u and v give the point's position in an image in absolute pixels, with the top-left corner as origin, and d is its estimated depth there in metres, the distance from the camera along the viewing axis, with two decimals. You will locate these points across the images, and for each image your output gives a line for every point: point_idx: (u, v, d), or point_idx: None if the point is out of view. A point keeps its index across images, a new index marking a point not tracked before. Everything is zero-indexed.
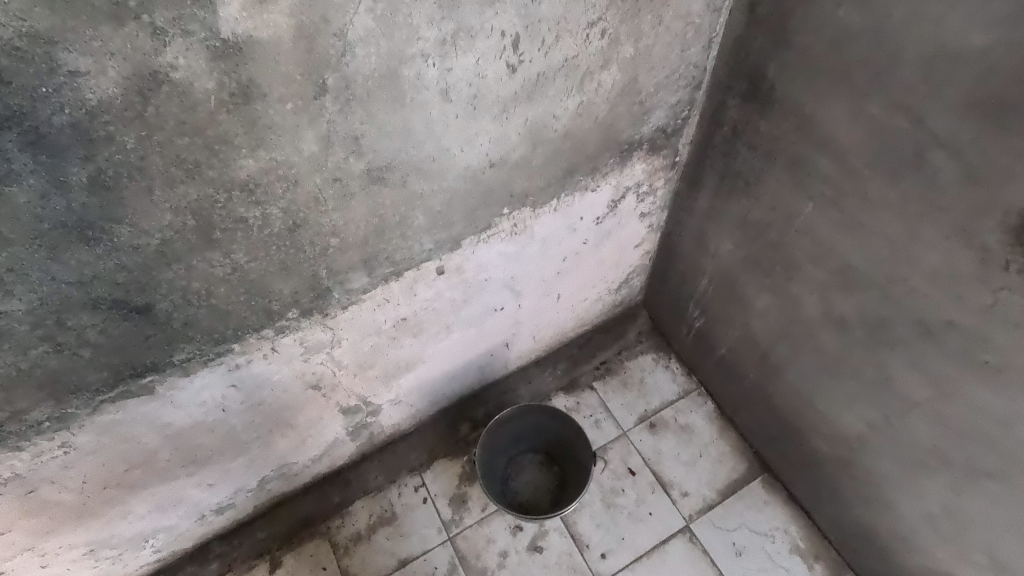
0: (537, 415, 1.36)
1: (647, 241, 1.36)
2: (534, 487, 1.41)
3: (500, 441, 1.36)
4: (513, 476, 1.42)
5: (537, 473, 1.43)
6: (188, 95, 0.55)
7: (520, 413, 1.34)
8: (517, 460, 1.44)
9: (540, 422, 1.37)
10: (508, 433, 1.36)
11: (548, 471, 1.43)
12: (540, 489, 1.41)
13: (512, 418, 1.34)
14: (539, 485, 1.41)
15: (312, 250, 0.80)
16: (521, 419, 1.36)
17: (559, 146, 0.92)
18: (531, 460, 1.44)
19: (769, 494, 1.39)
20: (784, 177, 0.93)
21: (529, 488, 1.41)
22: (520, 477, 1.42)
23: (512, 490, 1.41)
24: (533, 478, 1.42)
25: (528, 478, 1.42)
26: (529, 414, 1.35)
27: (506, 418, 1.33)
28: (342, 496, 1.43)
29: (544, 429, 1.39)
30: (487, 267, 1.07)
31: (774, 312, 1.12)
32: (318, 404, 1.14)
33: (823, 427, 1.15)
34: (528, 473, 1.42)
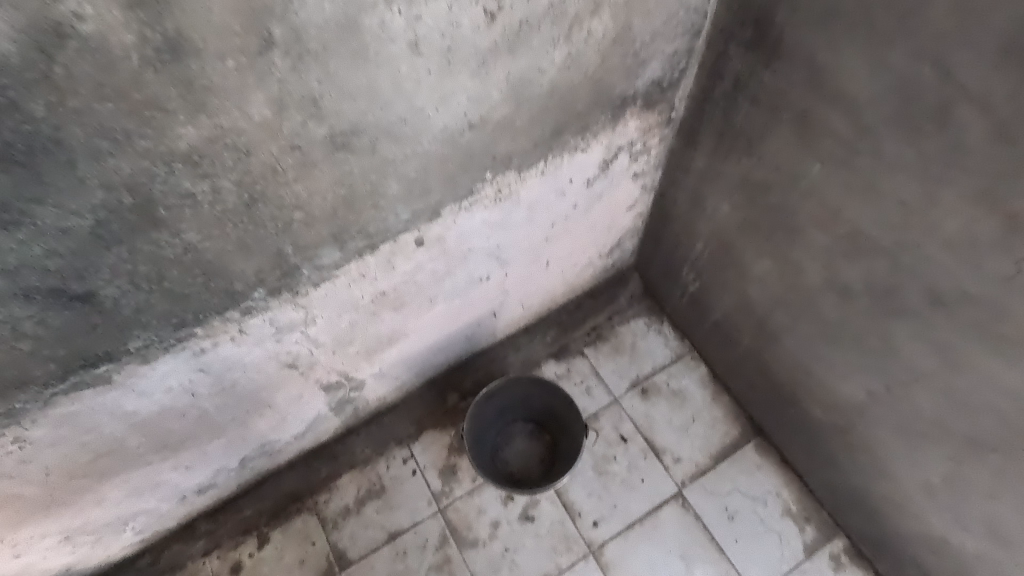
0: (527, 386, 1.32)
1: (640, 203, 1.29)
2: (525, 457, 1.38)
3: (488, 413, 1.32)
4: (504, 446, 1.39)
5: (528, 443, 1.40)
6: (103, 52, 0.47)
7: (508, 384, 1.29)
8: (507, 430, 1.41)
9: (529, 392, 1.33)
10: (496, 404, 1.32)
11: (539, 440, 1.40)
12: (531, 459, 1.38)
13: (500, 389, 1.30)
14: (530, 455, 1.38)
15: (274, 226, 0.72)
16: (510, 390, 1.32)
17: (546, 103, 0.84)
18: (521, 430, 1.41)
19: (761, 459, 1.38)
20: (789, 135, 0.86)
21: (519, 458, 1.38)
22: (510, 447, 1.39)
23: (503, 460, 1.38)
24: (523, 448, 1.39)
25: (518, 448, 1.39)
26: (518, 385, 1.31)
27: (494, 389, 1.28)
28: (329, 470, 1.40)
29: (534, 399, 1.35)
30: (470, 236, 1.00)
31: (773, 278, 1.07)
32: (297, 383, 1.09)
33: (821, 394, 1.12)
34: (519, 444, 1.40)
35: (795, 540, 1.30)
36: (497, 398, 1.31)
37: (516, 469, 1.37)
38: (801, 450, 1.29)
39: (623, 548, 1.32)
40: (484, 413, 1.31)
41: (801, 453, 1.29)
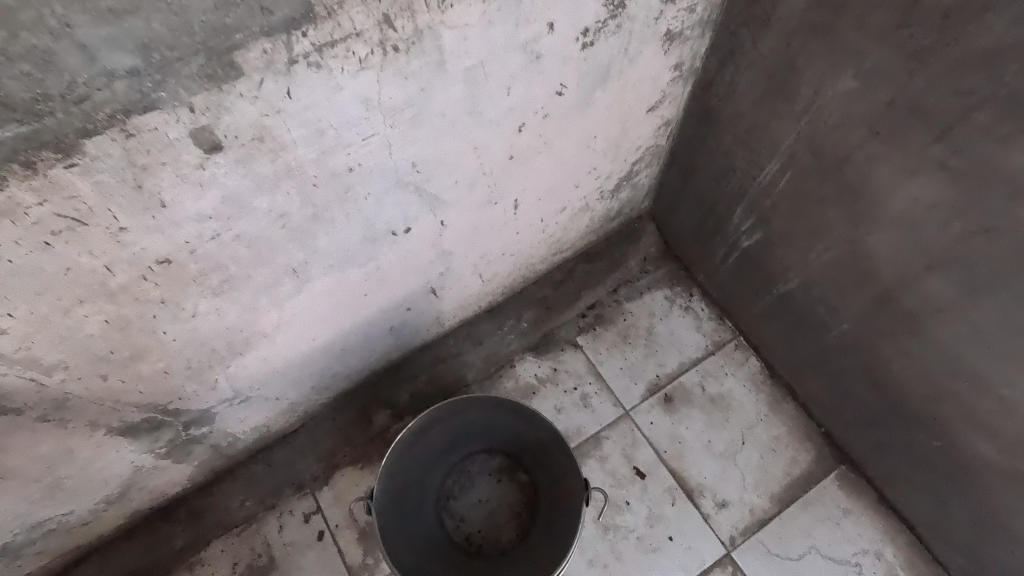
0: (488, 405, 0.82)
1: (668, 100, 0.77)
2: (490, 510, 0.90)
3: (426, 448, 0.83)
4: (457, 493, 0.91)
5: (496, 487, 0.91)
6: None
7: (456, 404, 0.80)
8: (463, 467, 0.92)
9: (492, 413, 0.84)
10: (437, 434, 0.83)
11: (513, 483, 0.91)
12: (499, 512, 0.90)
13: (441, 413, 0.80)
14: (498, 506, 0.90)
15: None
16: (460, 412, 0.82)
17: None
18: (485, 467, 0.92)
19: (850, 500, 0.91)
20: None
21: (482, 511, 0.90)
22: (468, 495, 0.91)
23: (455, 515, 0.90)
24: (488, 495, 0.91)
25: (479, 496, 0.91)
26: (473, 403, 0.81)
27: (431, 413, 0.79)
28: (187, 538, 0.90)
29: (501, 424, 0.86)
30: (341, 137, 0.48)
31: (936, 214, 0.56)
32: (41, 435, 0.58)
33: (1000, 421, 0.63)
34: (481, 489, 0.91)
35: None
36: (439, 426, 0.81)
37: (474, 529, 0.89)
38: (923, 494, 0.81)
39: None
40: (419, 450, 0.82)
41: (925, 500, 0.82)
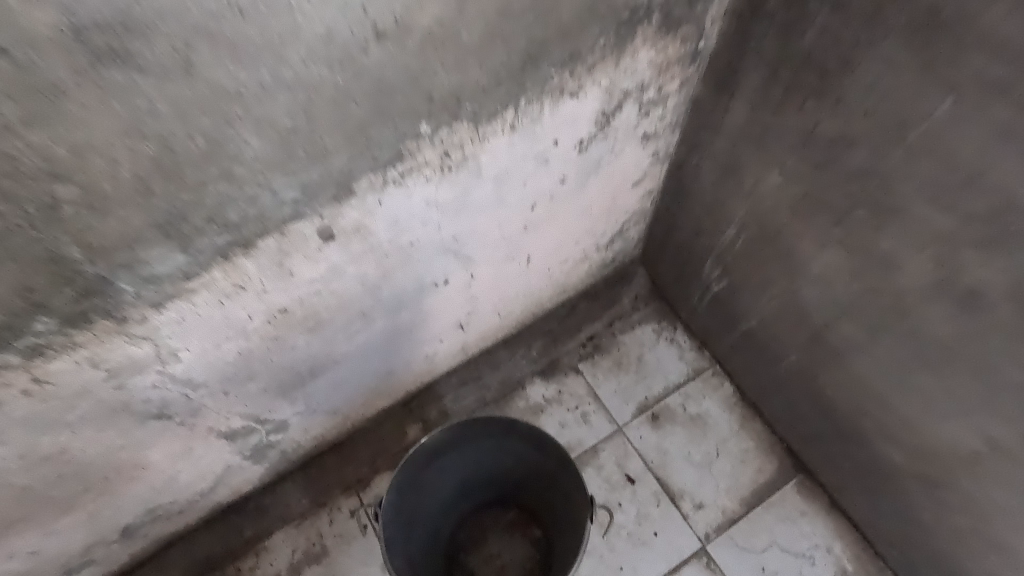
0: (493, 452, 0.92)
1: (650, 177, 0.97)
2: (500, 563, 1.02)
3: (442, 495, 0.94)
4: (473, 543, 1.03)
5: (507, 540, 1.03)
6: None
7: (465, 452, 0.90)
8: (481, 519, 1.05)
9: (498, 459, 0.94)
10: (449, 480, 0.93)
11: (523, 537, 1.03)
12: (509, 566, 1.02)
13: (452, 461, 0.90)
14: (508, 560, 1.02)
15: (20, 211, 0.41)
16: (468, 462, 0.93)
17: (509, 7, 0.52)
18: (497, 521, 1.05)
19: (807, 503, 1.08)
20: (892, 57, 0.55)
21: (493, 563, 1.02)
22: (481, 547, 1.03)
23: (468, 564, 1.02)
24: (500, 548, 1.03)
25: (492, 549, 1.03)
26: (479, 451, 0.91)
27: (442, 462, 0.89)
28: (256, 528, 1.09)
29: (506, 470, 0.96)
30: (409, 224, 0.68)
31: (843, 277, 0.76)
32: (177, 435, 0.78)
33: (902, 434, 0.81)
34: (494, 542, 1.03)
35: None
36: (451, 472, 0.92)
37: None
38: (862, 498, 0.99)
39: None
40: (433, 495, 0.92)
41: (864, 502, 0.99)
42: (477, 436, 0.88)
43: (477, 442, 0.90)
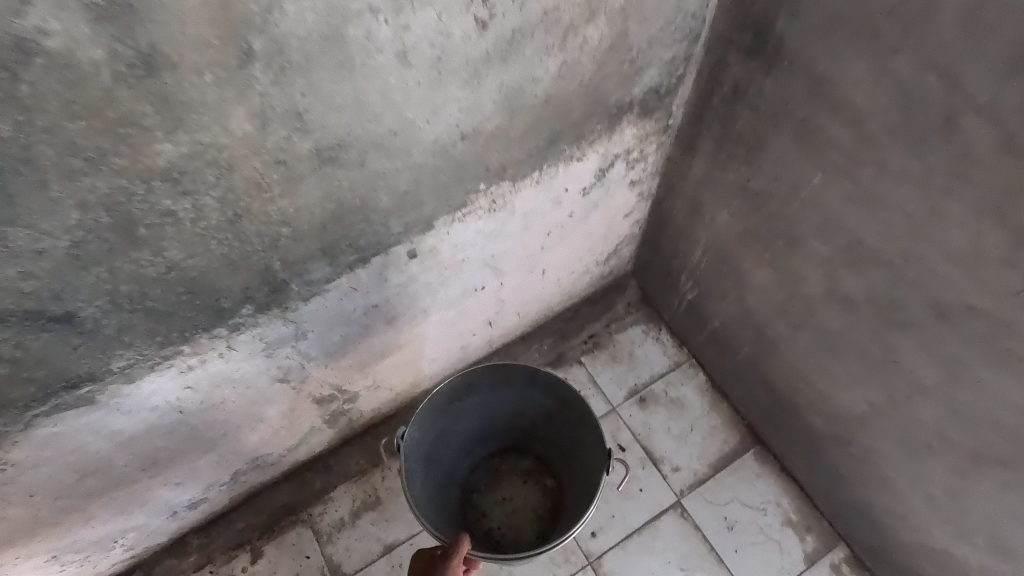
0: (516, 399, 1.07)
1: (638, 210, 1.27)
2: (510, 507, 1.16)
3: (463, 436, 1.09)
4: (488, 488, 1.18)
5: (520, 487, 1.18)
6: (74, 69, 0.44)
7: (491, 396, 1.05)
8: (497, 466, 1.20)
9: (516, 408, 1.10)
10: (473, 419, 1.08)
11: (535, 484, 1.17)
12: (518, 510, 1.15)
13: (478, 403, 1.05)
14: (520, 505, 1.16)
15: (261, 242, 0.70)
16: (493, 406, 1.08)
17: (540, 114, 0.82)
18: (513, 468, 1.20)
19: (761, 467, 1.36)
20: (788, 144, 0.84)
21: (503, 506, 1.16)
22: (494, 489, 1.18)
23: (482, 505, 1.17)
24: (512, 493, 1.17)
25: (505, 493, 1.17)
26: (503, 397, 1.06)
27: (470, 404, 1.04)
28: (323, 482, 1.38)
29: (521, 416, 1.11)
30: (464, 247, 0.98)
31: (773, 288, 1.05)
32: (288, 396, 1.07)
33: (821, 403, 1.10)
34: (507, 486, 1.18)
35: (794, 549, 1.29)
36: (477, 413, 1.06)
37: (496, 520, 1.15)
38: (801, 460, 1.27)
39: (621, 560, 1.29)
40: (458, 431, 1.07)
41: (803, 464, 1.27)
42: (500, 384, 1.03)
43: (503, 388, 1.04)
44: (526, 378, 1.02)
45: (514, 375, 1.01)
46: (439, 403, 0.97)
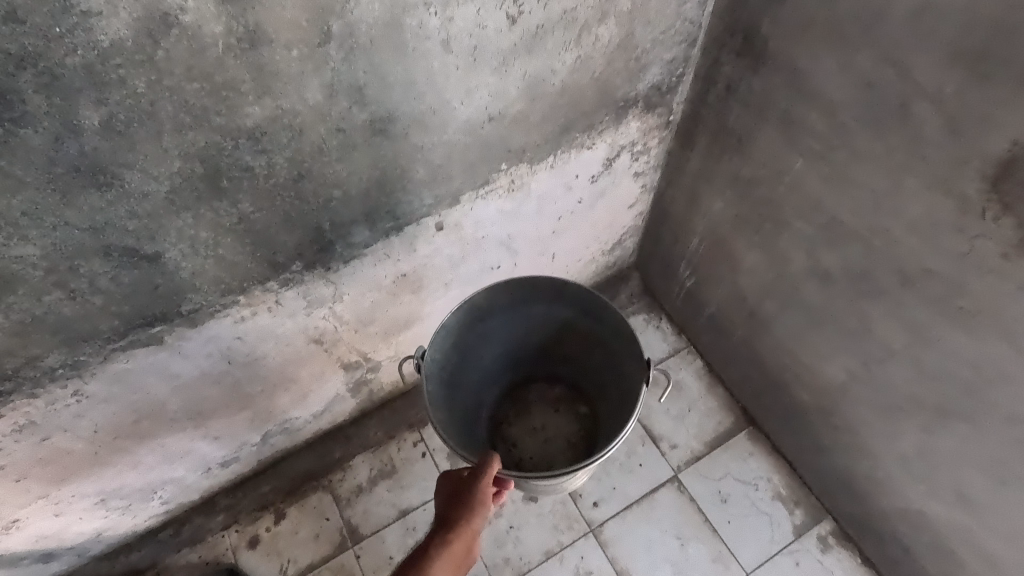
0: (541, 324, 1.15)
1: (641, 202, 1.38)
2: (543, 436, 1.26)
3: (488, 365, 1.19)
4: (518, 419, 1.28)
5: (550, 416, 1.28)
6: (197, 39, 0.57)
7: (515, 320, 1.13)
8: (525, 398, 1.31)
9: (537, 336, 1.19)
10: (499, 346, 1.17)
11: (565, 413, 1.28)
12: (552, 438, 1.26)
13: (504, 329, 1.14)
14: (552, 435, 1.26)
15: (315, 202, 0.82)
16: (517, 332, 1.16)
17: (556, 102, 0.94)
18: (543, 398, 1.30)
19: (754, 446, 1.44)
20: (773, 134, 0.97)
21: (536, 435, 1.27)
22: (526, 419, 1.28)
23: (514, 436, 1.27)
24: (543, 422, 1.28)
25: (535, 422, 1.28)
26: (528, 322, 1.14)
27: (495, 329, 1.12)
28: (344, 451, 1.46)
29: (542, 342, 1.21)
30: (485, 224, 1.09)
31: (762, 268, 1.15)
32: (321, 358, 1.15)
33: (806, 377, 1.20)
34: (538, 415, 1.29)
35: (784, 521, 1.35)
36: (498, 338, 1.14)
37: (529, 450, 1.25)
38: (789, 436, 1.36)
39: (620, 529, 1.35)
40: (483, 358, 1.16)
41: (792, 440, 1.36)
42: (521, 311, 1.11)
43: (523, 314, 1.12)
44: (545, 303, 1.09)
45: (539, 297, 1.08)
46: (470, 324, 1.05)
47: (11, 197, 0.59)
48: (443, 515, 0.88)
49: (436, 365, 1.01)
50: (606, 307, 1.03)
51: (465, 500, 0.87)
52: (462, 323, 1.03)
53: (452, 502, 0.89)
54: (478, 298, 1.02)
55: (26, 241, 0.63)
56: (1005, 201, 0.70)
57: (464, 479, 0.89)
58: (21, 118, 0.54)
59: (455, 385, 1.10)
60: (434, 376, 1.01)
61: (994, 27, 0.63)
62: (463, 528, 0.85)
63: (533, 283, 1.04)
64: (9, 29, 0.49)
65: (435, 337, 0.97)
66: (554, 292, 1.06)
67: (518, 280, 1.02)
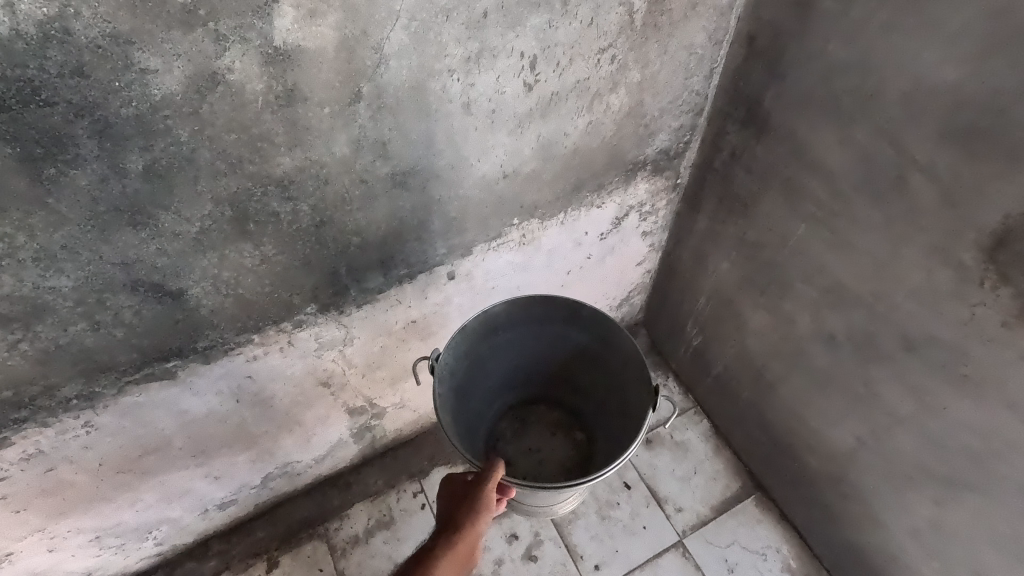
0: (551, 345, 1.16)
1: (649, 260, 1.41)
2: (539, 456, 1.26)
3: (494, 378, 1.18)
4: (515, 438, 1.28)
5: (548, 439, 1.28)
6: (239, 95, 0.63)
7: (526, 337, 1.13)
8: (524, 417, 1.31)
9: (546, 355, 1.19)
10: (507, 361, 1.17)
11: (563, 437, 1.28)
12: (546, 460, 1.25)
13: (514, 344, 1.14)
14: (546, 458, 1.26)
15: (334, 247, 0.85)
16: (527, 348, 1.16)
17: (568, 162, 0.98)
18: (541, 421, 1.30)
19: (762, 513, 1.39)
20: (777, 199, 1.00)
21: (532, 455, 1.26)
22: (523, 439, 1.28)
23: (507, 455, 1.26)
24: (539, 444, 1.27)
25: (533, 443, 1.28)
26: (539, 341, 1.15)
27: (507, 343, 1.12)
28: (342, 498, 1.43)
29: (550, 363, 1.21)
30: (496, 275, 1.12)
31: (768, 329, 1.16)
32: (327, 402, 1.16)
33: (814, 441, 1.18)
34: (536, 437, 1.28)
35: None
36: (509, 352, 1.14)
37: (523, 470, 1.24)
38: (799, 503, 1.32)
39: None
40: (491, 370, 1.15)
41: (802, 507, 1.32)
42: (535, 328, 1.11)
43: (536, 330, 1.12)
44: (560, 325, 1.10)
45: (551, 317, 1.08)
46: (482, 335, 1.05)
47: (52, 232, 0.63)
48: (446, 519, 0.87)
49: (449, 369, 1.01)
50: (617, 334, 1.03)
51: (470, 503, 0.85)
52: (473, 336, 1.03)
53: (455, 506, 0.87)
54: (494, 313, 1.02)
55: (60, 273, 0.67)
56: (1002, 271, 0.72)
57: (468, 484, 0.88)
58: (73, 160, 0.59)
59: (462, 394, 1.09)
60: (445, 381, 1.00)
61: (982, 107, 0.67)
62: (467, 532, 0.84)
63: (546, 304, 1.05)
64: (74, 82, 0.54)
65: (451, 342, 0.97)
66: (568, 314, 1.06)
67: (533, 298, 1.03)
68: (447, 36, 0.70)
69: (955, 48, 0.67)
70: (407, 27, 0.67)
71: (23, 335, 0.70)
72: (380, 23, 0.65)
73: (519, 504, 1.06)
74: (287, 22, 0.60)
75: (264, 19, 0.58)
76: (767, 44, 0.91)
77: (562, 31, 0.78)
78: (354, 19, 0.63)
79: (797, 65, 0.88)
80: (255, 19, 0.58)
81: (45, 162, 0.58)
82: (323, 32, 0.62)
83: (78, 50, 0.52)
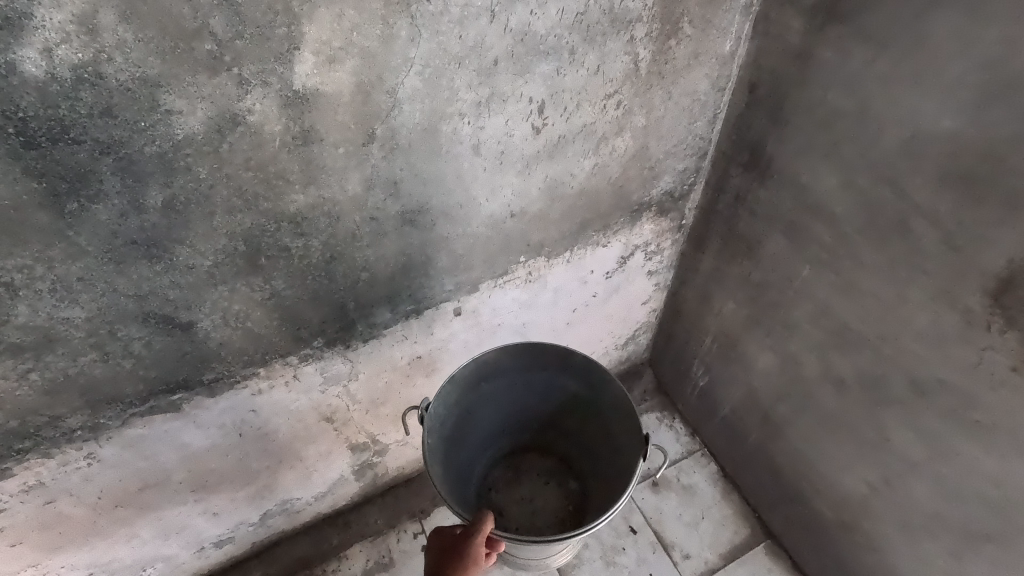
0: (542, 392, 1.15)
1: (654, 299, 1.41)
2: (530, 506, 1.24)
3: (485, 427, 1.18)
4: (507, 487, 1.26)
5: (540, 487, 1.26)
6: (259, 135, 0.65)
7: (517, 384, 1.12)
8: (517, 465, 1.29)
9: (537, 402, 1.18)
10: (497, 409, 1.16)
11: (555, 486, 1.26)
12: (538, 511, 1.23)
13: (505, 391, 1.13)
14: (538, 508, 1.23)
15: (343, 282, 0.87)
16: (519, 396, 1.16)
17: (575, 203, 1.00)
18: (533, 469, 1.29)
19: (772, 562, 1.34)
20: (781, 241, 1.01)
21: (524, 505, 1.24)
22: (515, 487, 1.26)
23: (498, 505, 1.24)
24: (531, 493, 1.25)
25: (525, 493, 1.25)
26: (531, 388, 1.14)
27: (498, 391, 1.12)
28: (341, 538, 1.40)
29: (541, 411, 1.20)
30: (501, 312, 1.13)
31: (774, 370, 1.15)
32: (329, 437, 1.15)
33: (824, 487, 1.15)
34: (528, 486, 1.26)
35: None
36: (500, 400, 1.14)
37: (513, 520, 1.22)
38: (810, 552, 1.28)
39: None
40: (481, 419, 1.15)
41: (814, 556, 1.28)
42: (526, 375, 1.10)
43: (527, 378, 1.11)
44: (552, 372, 1.09)
45: (543, 363, 1.08)
46: (473, 383, 1.05)
47: (70, 264, 0.64)
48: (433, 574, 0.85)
49: (438, 418, 1.00)
50: (608, 382, 1.02)
51: (457, 558, 0.84)
52: (464, 382, 1.03)
53: (443, 560, 0.86)
54: (486, 359, 1.02)
55: (74, 304, 0.68)
56: (1008, 315, 0.72)
57: (457, 538, 0.86)
58: (96, 196, 0.61)
59: (453, 442, 1.08)
60: (436, 429, 1.00)
61: (980, 154, 0.68)
62: None
63: (538, 350, 1.05)
64: (102, 122, 0.56)
65: (441, 390, 0.97)
66: (560, 361, 1.06)
67: (526, 345, 1.03)
68: (458, 82, 0.73)
69: (951, 98, 0.69)
70: (421, 73, 0.69)
71: (33, 365, 0.71)
72: (396, 70, 0.68)
73: (511, 556, 1.03)
74: (307, 67, 0.63)
75: (286, 64, 0.61)
76: (768, 92, 0.94)
77: (569, 78, 0.81)
78: (371, 65, 0.66)
79: (798, 112, 0.90)
80: (277, 64, 0.61)
81: (69, 198, 0.60)
82: (340, 78, 0.65)
83: (108, 92, 0.55)
